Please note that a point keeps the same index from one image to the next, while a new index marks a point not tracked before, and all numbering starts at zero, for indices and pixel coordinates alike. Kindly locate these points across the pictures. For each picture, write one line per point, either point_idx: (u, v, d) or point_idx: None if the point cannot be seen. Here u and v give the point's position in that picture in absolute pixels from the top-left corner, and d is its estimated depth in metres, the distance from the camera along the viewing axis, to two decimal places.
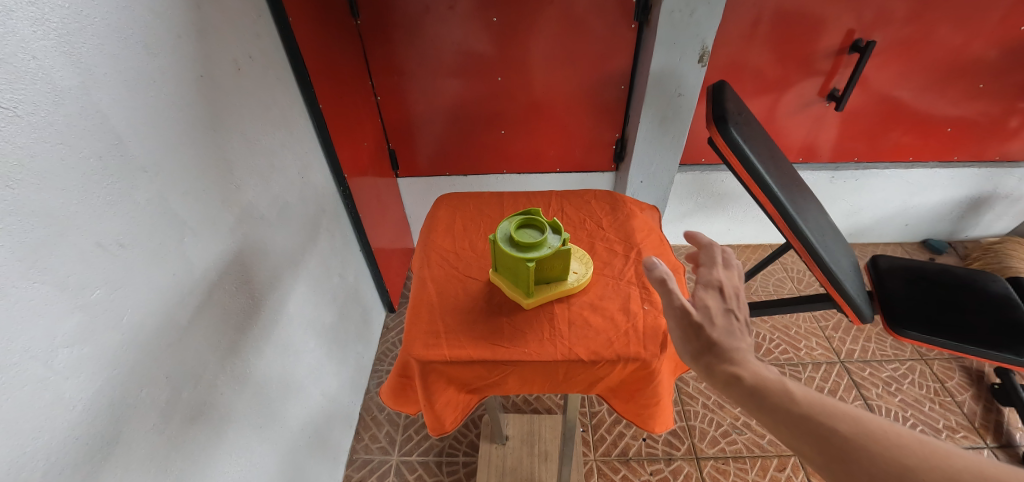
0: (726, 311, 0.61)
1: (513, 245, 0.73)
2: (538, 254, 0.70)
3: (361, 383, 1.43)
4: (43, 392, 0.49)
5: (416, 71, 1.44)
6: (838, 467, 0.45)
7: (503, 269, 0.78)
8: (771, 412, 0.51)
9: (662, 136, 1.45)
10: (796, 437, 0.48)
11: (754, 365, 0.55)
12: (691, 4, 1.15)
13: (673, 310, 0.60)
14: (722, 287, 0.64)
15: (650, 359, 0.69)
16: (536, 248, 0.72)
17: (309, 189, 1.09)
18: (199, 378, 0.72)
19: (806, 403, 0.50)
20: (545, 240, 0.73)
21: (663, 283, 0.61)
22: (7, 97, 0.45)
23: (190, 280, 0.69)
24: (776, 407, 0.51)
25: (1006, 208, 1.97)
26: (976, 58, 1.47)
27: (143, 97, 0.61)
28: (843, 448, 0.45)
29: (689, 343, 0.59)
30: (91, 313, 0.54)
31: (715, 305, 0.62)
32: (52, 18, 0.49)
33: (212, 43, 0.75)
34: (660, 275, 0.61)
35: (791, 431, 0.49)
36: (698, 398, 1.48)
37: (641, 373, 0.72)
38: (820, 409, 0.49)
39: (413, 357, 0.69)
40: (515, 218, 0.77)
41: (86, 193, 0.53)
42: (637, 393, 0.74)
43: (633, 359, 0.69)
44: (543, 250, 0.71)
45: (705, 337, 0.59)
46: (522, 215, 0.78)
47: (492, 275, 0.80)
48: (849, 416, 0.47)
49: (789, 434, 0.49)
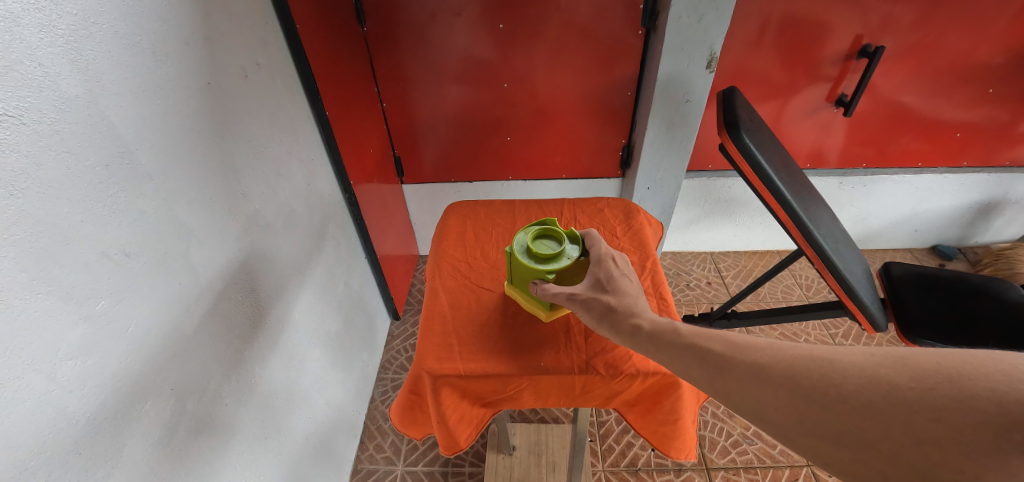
0: (614, 277, 0.68)
1: (530, 257, 0.71)
2: (557, 266, 0.69)
3: (366, 391, 1.41)
4: (46, 406, 0.48)
5: (422, 78, 1.43)
6: (725, 379, 0.50)
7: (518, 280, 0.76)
8: (664, 349, 0.57)
9: (669, 142, 1.44)
10: (688, 365, 0.54)
11: (649, 315, 0.62)
12: (699, 10, 1.14)
13: (560, 294, 0.67)
14: (608, 257, 0.71)
15: (670, 372, 0.67)
16: (555, 259, 0.71)
17: (315, 196, 1.08)
18: (204, 389, 0.70)
19: (691, 334, 0.57)
20: (564, 251, 0.71)
21: (548, 285, 0.68)
22: (11, 104, 0.44)
23: (196, 289, 0.69)
24: (670, 342, 0.57)
25: (1017, 214, 1.95)
26: (985, 63, 1.46)
27: (150, 105, 0.60)
28: (723, 362, 0.51)
29: (588, 311, 0.65)
30: (96, 325, 0.53)
31: (601, 272, 0.68)
32: (59, 25, 0.49)
33: (219, 51, 0.74)
34: (539, 285, 0.69)
35: (683, 358, 0.55)
36: (707, 407, 1.46)
37: (660, 387, 0.70)
38: (704, 338, 0.56)
39: (426, 371, 0.68)
40: (531, 229, 0.75)
41: (92, 202, 0.52)
42: (656, 407, 0.72)
43: (653, 373, 0.67)
44: (563, 262, 0.70)
45: (599, 301, 0.65)
46: (538, 225, 0.76)
47: (507, 288, 0.78)
48: (725, 340, 0.54)
49: (681, 363, 0.55)
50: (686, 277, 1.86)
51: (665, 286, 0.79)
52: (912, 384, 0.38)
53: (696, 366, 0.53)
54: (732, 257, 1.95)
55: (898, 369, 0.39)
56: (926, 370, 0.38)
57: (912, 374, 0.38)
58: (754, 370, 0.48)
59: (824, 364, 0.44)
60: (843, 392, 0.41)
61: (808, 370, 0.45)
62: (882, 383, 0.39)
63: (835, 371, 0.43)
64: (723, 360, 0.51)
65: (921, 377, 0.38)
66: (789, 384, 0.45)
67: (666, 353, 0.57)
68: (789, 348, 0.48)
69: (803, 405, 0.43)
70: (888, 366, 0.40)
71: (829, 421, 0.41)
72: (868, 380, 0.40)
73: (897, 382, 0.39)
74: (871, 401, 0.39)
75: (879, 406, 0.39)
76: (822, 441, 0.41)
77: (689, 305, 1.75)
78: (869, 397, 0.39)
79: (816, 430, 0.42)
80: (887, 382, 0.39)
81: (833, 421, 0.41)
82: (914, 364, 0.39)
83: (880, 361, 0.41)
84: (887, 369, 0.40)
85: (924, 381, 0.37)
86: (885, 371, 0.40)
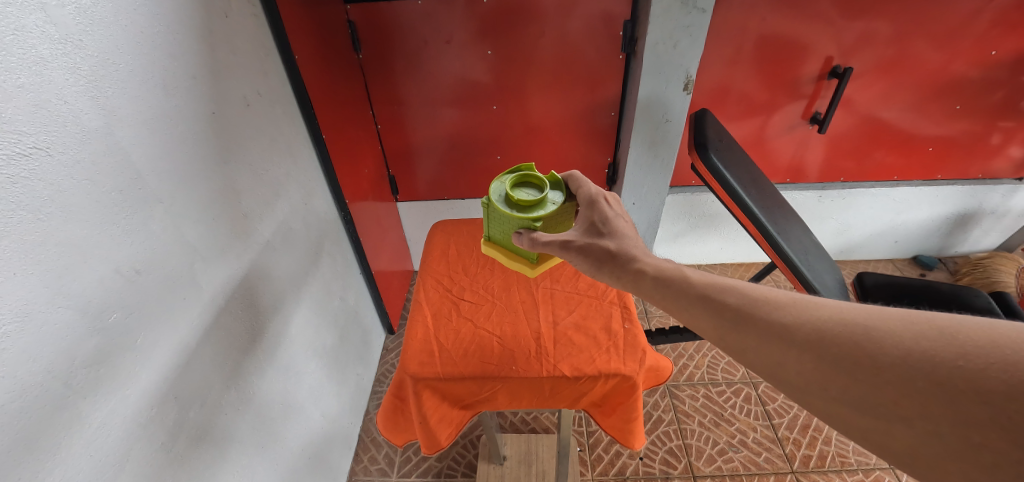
0: (607, 220, 0.74)
1: (514, 202, 0.75)
2: (543, 211, 0.74)
3: (360, 404, 1.44)
4: (63, 409, 0.53)
5: (416, 101, 1.50)
6: (739, 329, 0.54)
7: (500, 224, 0.80)
8: (682, 304, 0.62)
9: (652, 160, 1.51)
10: (701, 318, 0.59)
11: (653, 261, 0.68)
12: (674, 37, 1.23)
13: (552, 243, 0.73)
14: (599, 199, 0.76)
15: (629, 373, 0.78)
16: (538, 205, 0.75)
17: (312, 215, 1.14)
18: (206, 399, 0.75)
19: (701, 284, 0.62)
20: (546, 198, 0.76)
21: (537, 235, 0.74)
22: (40, 138, 0.50)
23: (200, 303, 0.73)
24: (677, 289, 0.63)
25: (993, 224, 2.02)
26: (953, 81, 1.53)
27: (160, 134, 0.66)
28: (741, 319, 0.55)
29: (586, 258, 0.72)
30: (108, 336, 0.58)
31: (595, 216, 0.75)
32: (83, 66, 0.55)
33: (224, 82, 0.80)
34: (527, 235, 0.74)
35: (700, 313, 0.59)
36: (694, 416, 1.49)
37: (622, 388, 0.81)
38: (716, 290, 0.60)
39: (409, 375, 0.78)
40: (510, 180, 0.78)
41: (108, 223, 0.58)
42: (618, 407, 0.83)
43: (613, 374, 0.78)
44: (546, 207, 0.75)
45: (597, 246, 0.72)
46: (516, 176, 0.79)
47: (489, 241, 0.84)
48: (741, 292, 0.57)
49: (698, 318, 0.59)
50: None
51: (629, 296, 0.92)
52: (960, 363, 0.39)
53: (714, 321, 0.57)
54: (719, 270, 2.00)
55: (944, 344, 0.41)
56: (972, 347, 0.39)
57: (959, 350, 0.40)
58: (779, 330, 0.51)
59: (859, 333, 0.46)
60: (878, 363, 0.43)
61: (840, 336, 0.46)
62: (922, 357, 0.41)
63: (871, 340, 0.45)
64: (742, 318, 0.55)
65: (971, 356, 0.39)
66: (819, 350, 0.47)
67: (683, 308, 0.61)
68: (819, 308, 0.50)
69: (831, 371, 0.45)
70: (931, 340, 0.42)
71: (858, 390, 0.44)
72: (907, 353, 0.42)
73: (943, 357, 0.40)
74: (908, 375, 0.41)
75: (918, 382, 0.41)
76: (847, 407, 0.45)
77: None
78: (906, 371, 0.41)
79: (845, 398, 0.45)
80: (929, 358, 0.41)
81: (866, 393, 0.43)
82: (959, 340, 0.40)
83: (927, 334, 0.42)
84: (930, 343, 0.42)
85: (972, 359, 0.39)
86: (928, 345, 0.41)
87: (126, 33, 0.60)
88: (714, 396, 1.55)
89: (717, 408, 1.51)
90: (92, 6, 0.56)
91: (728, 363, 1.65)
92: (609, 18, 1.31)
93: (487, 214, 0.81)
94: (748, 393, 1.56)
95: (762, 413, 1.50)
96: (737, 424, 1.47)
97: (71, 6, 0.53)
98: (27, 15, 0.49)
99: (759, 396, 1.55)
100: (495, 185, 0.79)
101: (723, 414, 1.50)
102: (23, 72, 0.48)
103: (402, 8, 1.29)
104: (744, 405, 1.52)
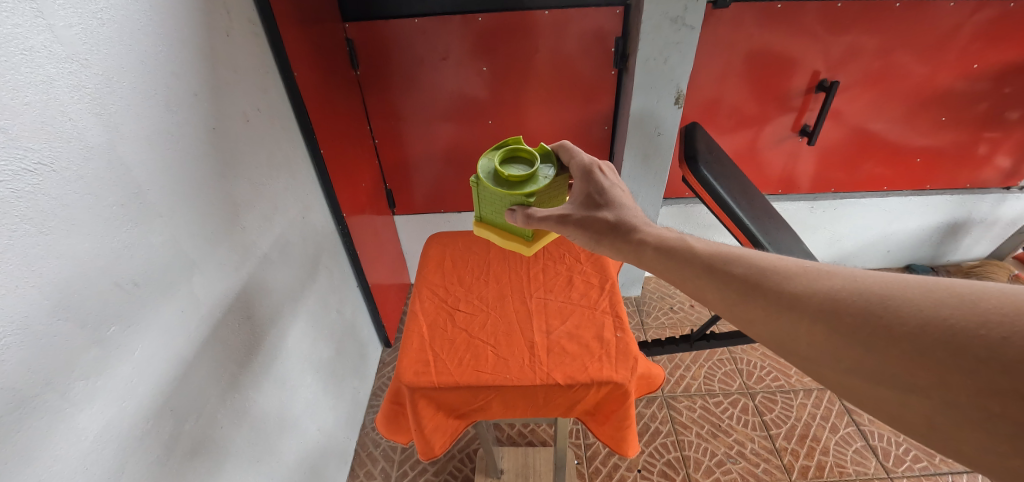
0: (603, 191, 0.79)
1: (505, 178, 0.80)
2: (534, 185, 0.79)
3: (357, 418, 1.44)
4: (61, 421, 0.53)
5: (413, 116, 1.53)
6: (746, 298, 0.57)
7: (491, 201, 0.86)
8: (689, 277, 0.64)
9: (645, 172, 1.54)
10: (707, 287, 0.61)
11: (654, 232, 0.72)
12: (664, 53, 1.26)
13: (549, 218, 0.77)
14: (593, 169, 0.81)
15: (621, 381, 0.79)
16: (529, 179, 0.81)
17: (310, 228, 1.15)
18: (201, 411, 0.75)
19: (706, 254, 0.64)
20: (536, 173, 0.81)
21: (531, 211, 0.77)
22: (44, 154, 0.51)
23: (197, 316, 0.74)
24: (683, 260, 0.66)
25: (983, 233, 2.06)
26: (939, 94, 1.56)
27: (161, 149, 0.67)
28: (750, 290, 0.56)
29: (584, 231, 0.76)
30: (106, 348, 0.58)
31: (592, 188, 0.80)
32: (88, 84, 0.56)
33: (224, 99, 0.82)
34: (522, 212, 0.78)
35: (707, 285, 0.61)
36: (691, 428, 1.49)
37: (615, 396, 0.82)
38: (722, 260, 0.62)
39: (404, 384, 0.78)
40: (499, 157, 0.83)
41: (109, 237, 0.59)
42: (611, 415, 0.84)
43: (605, 381, 0.79)
44: (537, 181, 0.80)
45: (597, 220, 0.76)
46: (504, 153, 0.84)
47: (478, 222, 0.90)
48: (747, 262, 0.59)
49: (706, 290, 0.61)
50: (669, 300, 1.94)
51: (621, 305, 0.93)
52: (981, 332, 0.40)
53: (722, 293, 0.59)
54: None
55: (965, 313, 0.42)
56: (994, 315, 0.40)
57: (980, 318, 0.41)
58: (791, 301, 0.53)
59: (875, 304, 0.47)
60: (894, 333, 0.45)
61: (855, 307, 0.48)
62: (940, 327, 0.42)
63: (887, 311, 0.46)
64: (752, 289, 0.56)
65: (993, 325, 0.40)
66: (833, 320, 0.49)
67: (690, 280, 0.64)
68: (832, 278, 0.52)
69: (846, 341, 0.48)
70: (951, 309, 0.43)
71: (874, 360, 0.46)
72: (925, 322, 0.43)
73: (963, 326, 0.41)
74: (925, 345, 0.43)
75: (938, 352, 0.42)
76: (861, 376, 0.47)
77: (672, 328, 1.82)
78: (924, 341, 0.43)
79: (859, 368, 0.47)
80: (949, 327, 0.42)
81: (881, 363, 0.45)
82: (980, 308, 0.41)
83: (948, 302, 0.43)
84: (949, 312, 0.43)
85: (994, 328, 0.40)
86: (948, 314, 0.43)
87: (130, 52, 0.62)
88: (711, 407, 1.55)
89: (715, 419, 1.51)
90: (98, 26, 0.57)
91: (725, 374, 1.65)
92: (601, 34, 1.34)
93: (478, 193, 0.86)
94: (746, 403, 1.56)
95: (760, 423, 1.50)
96: (735, 435, 1.47)
97: (78, 26, 0.55)
98: (35, 36, 0.50)
99: (756, 406, 1.55)
100: (485, 162, 0.84)
101: (721, 424, 1.50)
102: (31, 91, 0.50)
103: (399, 26, 1.32)
104: (741, 415, 1.52)
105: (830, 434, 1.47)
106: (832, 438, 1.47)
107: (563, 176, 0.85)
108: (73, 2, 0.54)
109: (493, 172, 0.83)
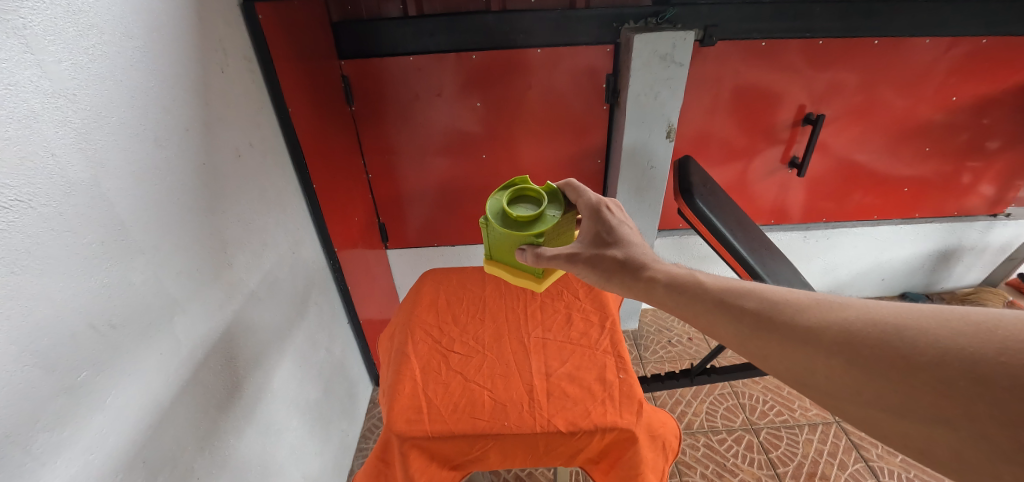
0: (611, 230, 0.78)
1: (513, 219, 0.79)
2: (543, 225, 0.78)
3: (343, 463, 1.37)
4: (17, 477, 0.49)
5: (407, 150, 1.53)
6: (763, 333, 0.54)
7: (499, 241, 0.85)
8: (699, 312, 0.62)
9: (639, 205, 1.56)
10: (719, 323, 0.59)
11: (663, 268, 0.70)
12: (654, 89, 1.30)
13: (558, 256, 0.77)
14: (600, 207, 0.80)
15: (626, 426, 0.76)
16: (537, 219, 0.80)
17: (300, 264, 1.12)
18: (176, 462, 0.70)
19: (716, 288, 0.62)
20: (544, 212, 0.80)
21: (541, 249, 0.78)
22: (23, 191, 0.49)
23: (177, 358, 0.70)
24: (693, 295, 0.64)
25: (974, 259, 2.08)
26: (922, 125, 1.59)
27: (147, 185, 0.65)
28: (763, 325, 0.55)
29: (594, 269, 0.75)
30: (77, 396, 0.55)
31: (601, 227, 0.79)
32: (74, 119, 0.55)
33: (216, 134, 0.81)
34: (531, 251, 0.78)
35: (718, 320, 0.60)
36: (695, 468, 1.43)
37: (619, 442, 0.78)
38: (734, 294, 0.60)
39: (394, 433, 0.75)
40: (506, 196, 0.83)
41: (86, 277, 0.56)
42: (617, 463, 0.79)
43: (610, 427, 0.76)
44: (545, 220, 0.79)
45: (607, 257, 0.75)
46: (512, 192, 0.84)
47: (488, 264, 0.90)
48: (760, 296, 0.57)
49: (718, 326, 0.60)
50: (667, 334, 1.92)
51: (622, 345, 0.91)
52: (1003, 359, 0.39)
53: (733, 329, 0.58)
54: None
55: (982, 341, 0.41)
56: (1013, 343, 0.39)
57: (998, 345, 0.40)
58: (805, 337, 0.51)
59: (892, 335, 0.46)
60: (914, 365, 0.43)
61: (871, 339, 0.47)
62: (961, 356, 0.41)
63: (904, 342, 0.45)
64: (765, 324, 0.55)
65: (1013, 352, 0.39)
66: (850, 354, 0.47)
67: (701, 315, 0.62)
68: (845, 309, 0.51)
69: (866, 376, 0.46)
70: (968, 337, 0.42)
71: (894, 394, 0.44)
72: (943, 352, 0.42)
73: (982, 354, 0.40)
74: (947, 375, 0.41)
75: (961, 382, 0.40)
76: (883, 411, 0.45)
77: (671, 362, 1.79)
78: (948, 373, 0.41)
79: (880, 403, 0.45)
80: (967, 355, 0.41)
81: (904, 397, 0.44)
82: (998, 335, 0.40)
83: (964, 331, 0.42)
84: (968, 341, 0.41)
85: (1014, 355, 0.39)
86: (966, 343, 0.41)
87: (121, 87, 0.61)
88: (715, 445, 1.49)
89: (719, 458, 1.45)
90: (89, 61, 0.57)
91: (727, 410, 1.60)
92: (593, 72, 1.37)
93: (487, 234, 0.85)
94: (750, 440, 1.50)
95: (765, 462, 1.44)
96: (741, 475, 1.41)
97: (68, 61, 0.54)
98: (21, 71, 0.49)
99: (761, 443, 1.50)
100: (493, 202, 0.83)
101: (726, 464, 1.44)
102: (13, 126, 0.48)
103: (393, 63, 1.35)
104: (746, 453, 1.47)
105: (839, 471, 1.42)
106: (842, 476, 1.41)
107: (570, 213, 0.84)
108: (65, 39, 0.54)
109: (501, 213, 0.81)
